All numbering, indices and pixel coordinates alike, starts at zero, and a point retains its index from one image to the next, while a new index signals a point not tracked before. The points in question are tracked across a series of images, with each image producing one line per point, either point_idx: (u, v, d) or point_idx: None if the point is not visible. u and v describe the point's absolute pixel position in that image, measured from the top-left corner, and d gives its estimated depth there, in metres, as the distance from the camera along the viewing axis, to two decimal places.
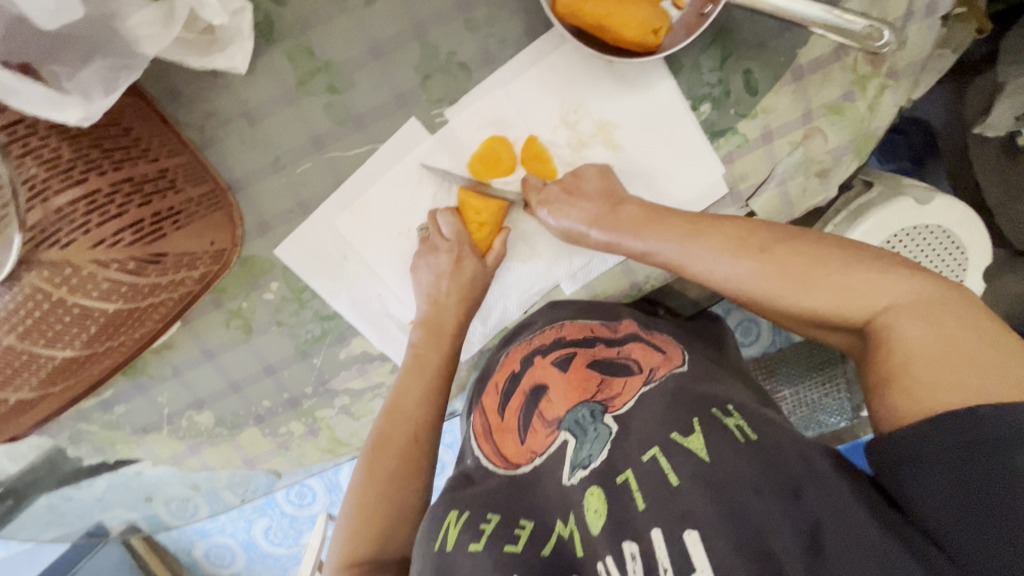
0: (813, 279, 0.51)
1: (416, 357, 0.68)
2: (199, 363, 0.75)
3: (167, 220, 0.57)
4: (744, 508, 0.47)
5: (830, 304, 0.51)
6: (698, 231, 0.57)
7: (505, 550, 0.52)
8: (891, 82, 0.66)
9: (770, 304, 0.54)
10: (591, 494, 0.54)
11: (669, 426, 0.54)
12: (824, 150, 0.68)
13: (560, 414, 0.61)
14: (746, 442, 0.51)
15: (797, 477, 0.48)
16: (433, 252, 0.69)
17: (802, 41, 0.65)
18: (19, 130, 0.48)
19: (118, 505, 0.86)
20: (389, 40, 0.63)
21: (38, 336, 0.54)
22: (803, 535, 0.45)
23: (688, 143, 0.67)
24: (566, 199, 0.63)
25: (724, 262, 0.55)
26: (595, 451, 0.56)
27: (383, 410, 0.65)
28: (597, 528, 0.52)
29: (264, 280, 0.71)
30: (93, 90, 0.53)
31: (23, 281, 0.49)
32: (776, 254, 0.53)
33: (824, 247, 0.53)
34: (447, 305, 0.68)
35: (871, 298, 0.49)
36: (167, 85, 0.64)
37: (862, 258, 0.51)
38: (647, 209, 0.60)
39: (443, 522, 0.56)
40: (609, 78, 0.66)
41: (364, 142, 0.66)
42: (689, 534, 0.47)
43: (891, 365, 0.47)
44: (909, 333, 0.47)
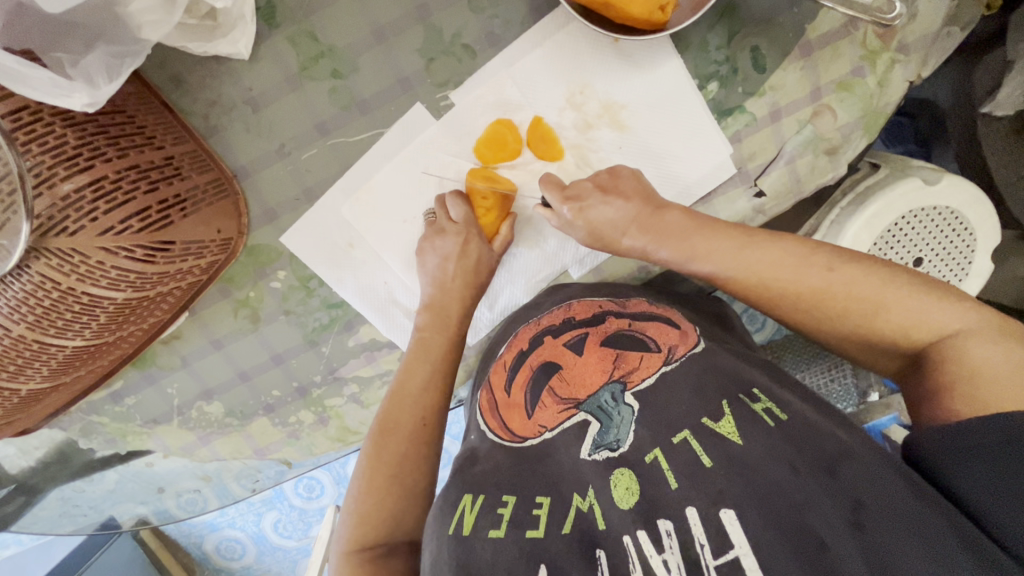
0: (881, 301, 0.52)
1: (422, 342, 0.67)
2: (208, 354, 0.75)
3: (174, 208, 0.57)
4: (777, 483, 0.49)
5: (895, 325, 0.52)
6: (762, 244, 0.57)
7: (528, 536, 0.52)
8: (901, 57, 0.65)
9: (831, 322, 0.55)
10: (619, 474, 0.55)
11: (701, 410, 0.55)
12: (833, 128, 0.67)
13: (580, 395, 0.61)
14: (776, 424, 0.53)
15: (831, 453, 0.50)
16: (440, 235, 0.67)
17: (810, 16, 0.64)
18: (25, 117, 0.47)
19: (129, 499, 0.86)
20: (393, 23, 0.63)
21: (48, 325, 0.54)
22: (846, 508, 0.46)
23: (695, 123, 0.67)
24: (601, 197, 0.62)
25: (789, 279, 0.55)
26: (622, 435, 0.57)
27: (389, 393, 0.65)
28: (626, 504, 0.53)
29: (271, 269, 0.71)
30: (97, 75, 0.52)
31: (32, 270, 0.49)
32: (845, 274, 0.54)
33: (892, 270, 0.54)
34: (454, 290, 0.68)
35: (938, 322, 0.51)
36: (170, 73, 0.63)
37: (929, 284, 0.52)
38: (695, 215, 0.60)
39: (457, 506, 0.56)
40: (615, 58, 0.65)
41: (369, 127, 0.66)
42: (724, 513, 0.48)
43: (951, 382, 0.49)
44: (977, 355, 0.48)
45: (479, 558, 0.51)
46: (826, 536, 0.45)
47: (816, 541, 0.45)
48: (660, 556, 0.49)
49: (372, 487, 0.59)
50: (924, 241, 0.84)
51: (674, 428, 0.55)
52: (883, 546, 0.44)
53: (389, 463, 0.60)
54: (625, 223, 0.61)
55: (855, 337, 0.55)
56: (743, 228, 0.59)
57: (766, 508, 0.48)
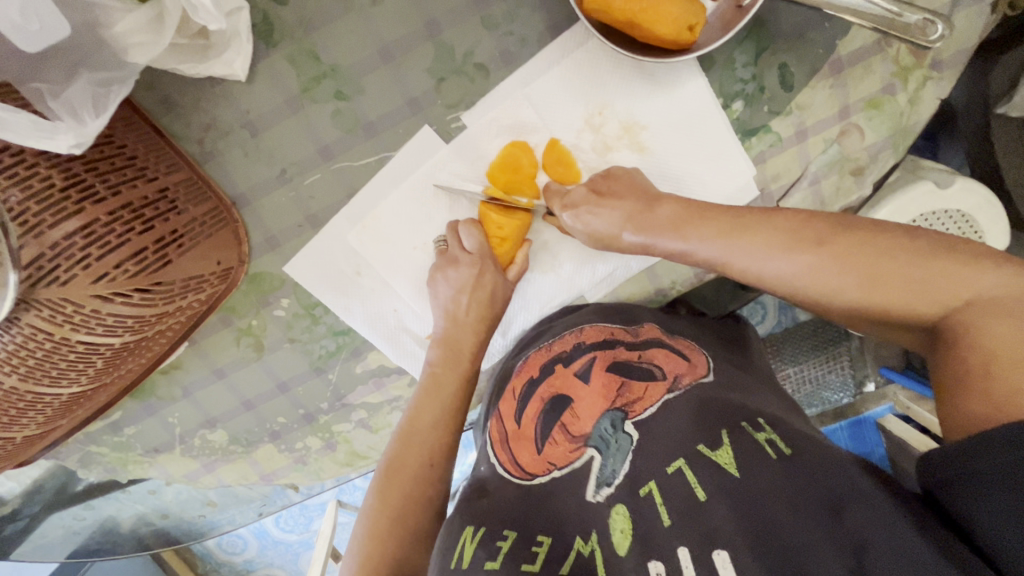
0: (884, 273, 0.49)
1: (434, 379, 0.65)
2: (210, 382, 0.72)
3: (171, 245, 0.54)
4: (776, 524, 0.46)
5: (903, 298, 0.48)
6: (752, 225, 0.54)
7: (522, 569, 0.50)
8: (934, 74, 0.62)
9: (834, 305, 0.52)
10: (616, 512, 0.53)
11: (698, 437, 0.54)
12: (860, 147, 0.64)
13: (587, 430, 0.60)
14: (779, 457, 0.51)
15: (838, 494, 0.47)
16: (452, 264, 0.65)
17: (842, 31, 0.61)
18: (6, 158, 0.43)
19: (128, 499, 0.82)
20: (400, 40, 0.58)
21: (41, 375, 0.50)
22: (847, 554, 0.43)
23: (719, 145, 0.64)
24: (595, 201, 0.60)
25: (778, 259, 0.53)
26: (618, 466, 0.56)
27: (396, 432, 0.63)
28: (624, 549, 0.50)
29: (274, 297, 0.68)
30: (83, 109, 0.48)
31: (23, 322, 0.46)
32: (837, 248, 0.50)
33: (894, 237, 0.50)
34: (465, 323, 0.66)
35: (950, 290, 0.46)
36: (160, 95, 0.59)
37: (934, 249, 0.48)
38: (691, 203, 0.58)
39: (457, 539, 0.54)
40: (638, 77, 0.61)
41: (375, 151, 0.62)
42: (718, 555, 0.46)
43: (968, 364, 0.43)
44: (989, 327, 0.43)
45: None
46: None
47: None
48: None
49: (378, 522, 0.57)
50: None
51: (671, 457, 0.54)
52: None
53: (397, 501, 0.58)
54: (620, 224, 0.59)
55: (861, 314, 0.51)
56: (733, 209, 0.56)
57: (761, 551, 0.45)
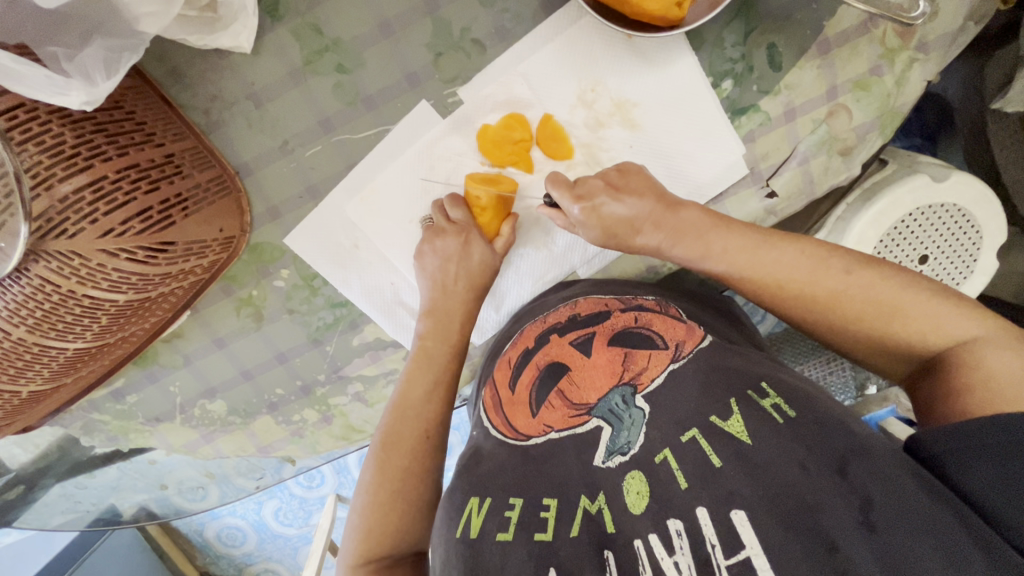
0: (901, 308, 0.51)
1: (424, 351, 0.66)
2: (211, 352, 0.74)
3: (175, 207, 0.56)
4: (787, 485, 0.46)
5: (910, 333, 0.51)
6: (779, 244, 0.55)
7: (536, 539, 0.52)
8: (921, 56, 0.63)
9: (842, 327, 0.54)
10: (631, 476, 0.53)
11: (708, 408, 0.53)
12: (848, 128, 0.66)
13: (591, 400, 0.59)
14: (785, 421, 0.51)
15: (842, 450, 0.47)
16: (440, 237, 0.66)
17: (828, 13, 0.62)
18: (20, 115, 0.46)
19: (130, 487, 0.85)
20: (399, 16, 0.61)
21: (47, 328, 0.52)
22: (857, 507, 0.44)
23: (709, 122, 0.65)
24: (612, 194, 0.60)
25: (801, 281, 0.54)
26: (633, 437, 0.55)
27: (391, 406, 0.63)
28: (638, 509, 0.51)
29: (274, 267, 0.70)
30: (94, 71, 0.50)
31: (31, 273, 0.48)
32: (862, 278, 0.52)
33: (910, 277, 0.52)
34: (455, 292, 0.67)
35: (955, 330, 0.49)
36: (170, 66, 0.61)
37: (947, 293, 0.51)
38: (713, 213, 0.59)
39: (463, 510, 0.55)
40: (629, 55, 0.63)
41: (374, 124, 0.64)
42: (736, 514, 0.46)
43: (969, 389, 0.46)
44: (994, 364, 0.46)
45: (487, 562, 0.51)
46: (839, 539, 0.43)
47: (831, 547, 0.42)
48: (672, 558, 0.46)
49: (377, 499, 0.58)
50: (930, 238, 0.84)
51: (683, 427, 0.53)
52: (900, 552, 0.41)
53: (393, 474, 0.59)
54: (640, 220, 0.59)
55: (866, 342, 0.54)
56: (760, 228, 0.57)
57: (779, 510, 0.45)
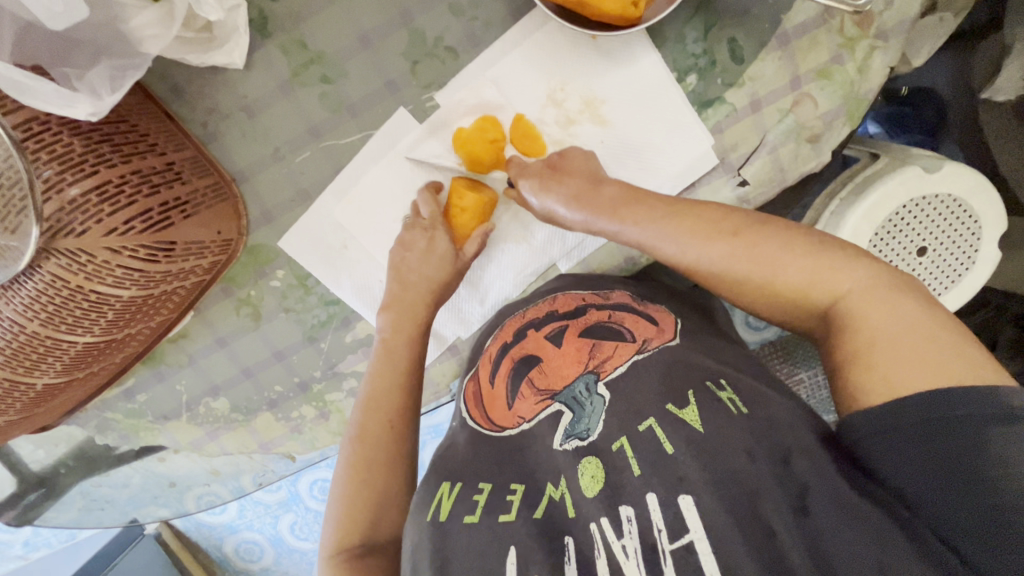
0: (788, 264, 0.51)
1: (385, 347, 0.68)
2: (213, 351, 0.78)
3: (175, 210, 0.61)
4: (736, 473, 0.48)
5: (799, 285, 0.51)
6: (678, 213, 0.56)
7: (500, 520, 0.53)
8: (880, 43, 0.65)
9: (739, 288, 0.54)
10: (587, 463, 0.54)
11: (666, 396, 0.55)
12: (814, 116, 0.68)
13: (556, 387, 0.61)
14: (739, 413, 0.52)
15: (787, 444, 0.49)
16: (410, 243, 0.71)
17: (786, 7, 0.65)
18: (35, 126, 0.51)
19: (151, 501, 0.90)
20: (378, 29, 0.66)
21: (59, 322, 0.57)
22: (793, 494, 0.46)
23: (676, 116, 0.68)
24: (552, 176, 0.63)
25: (700, 246, 0.55)
26: (593, 424, 0.57)
27: (359, 401, 0.65)
28: (592, 492, 0.53)
29: (270, 268, 0.74)
30: (100, 87, 0.56)
31: (44, 270, 0.53)
32: (750, 237, 0.53)
33: (799, 233, 0.53)
34: (428, 294, 0.71)
35: (839, 280, 0.49)
36: (171, 84, 0.67)
37: (832, 245, 0.51)
38: (632, 188, 0.60)
39: (435, 495, 0.57)
40: (595, 55, 0.67)
41: (358, 129, 0.69)
42: (683, 499, 0.48)
43: (855, 349, 0.47)
44: (872, 317, 0.47)
45: (455, 543, 0.53)
46: (773, 521, 0.45)
47: (766, 530, 0.45)
48: (621, 542, 0.48)
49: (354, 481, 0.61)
50: (926, 229, 0.84)
51: (641, 415, 0.55)
52: (827, 536, 0.44)
53: (365, 465, 0.61)
54: (564, 201, 0.61)
55: (763, 299, 0.54)
56: (661, 199, 0.58)
57: (723, 495, 0.47)
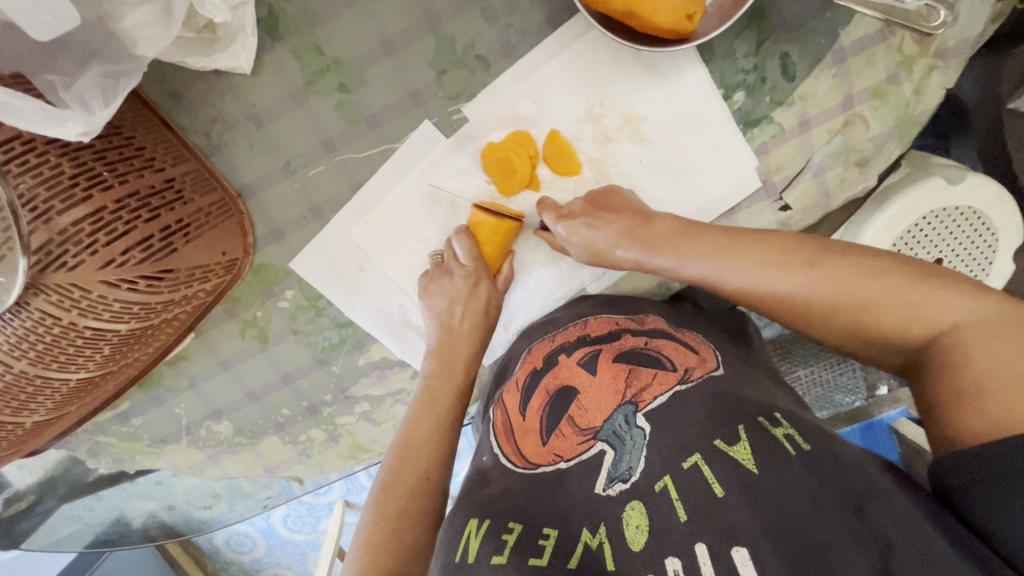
0: (876, 296, 0.49)
1: (429, 391, 0.66)
2: (215, 374, 0.73)
3: (177, 233, 0.55)
4: (798, 518, 0.44)
5: (889, 320, 0.49)
6: (745, 243, 0.55)
7: (529, 564, 0.49)
8: (940, 64, 0.61)
9: (821, 327, 0.53)
10: (631, 509, 0.50)
11: (713, 431, 0.51)
12: (865, 138, 0.64)
13: (597, 423, 0.57)
14: (798, 453, 0.49)
15: (858, 489, 0.46)
16: (448, 276, 0.66)
17: (844, 22, 0.60)
18: (16, 146, 0.44)
19: (139, 496, 0.84)
20: (402, 34, 0.59)
21: (50, 360, 0.52)
22: (874, 552, 0.42)
23: (721, 136, 0.64)
24: (590, 216, 0.61)
25: (773, 281, 0.53)
26: (634, 462, 0.53)
27: (395, 445, 0.63)
28: (638, 545, 0.47)
29: (278, 288, 0.69)
30: (92, 99, 0.49)
31: (31, 307, 0.47)
32: (828, 269, 0.51)
33: (883, 262, 0.50)
34: (460, 331, 0.67)
35: (934, 314, 0.47)
36: (168, 88, 0.60)
37: (920, 275, 0.48)
38: (680, 222, 0.58)
39: (462, 533, 0.53)
40: (638, 68, 0.62)
41: (377, 142, 0.63)
42: (738, 551, 0.43)
43: (963, 387, 0.43)
44: (978, 350, 0.44)
45: None
46: None
47: None
48: None
49: (381, 519, 0.58)
50: (945, 241, 0.79)
51: (685, 451, 0.51)
52: None
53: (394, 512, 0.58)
54: (615, 237, 0.60)
55: (845, 336, 0.52)
56: (725, 228, 0.57)
57: (785, 549, 0.43)
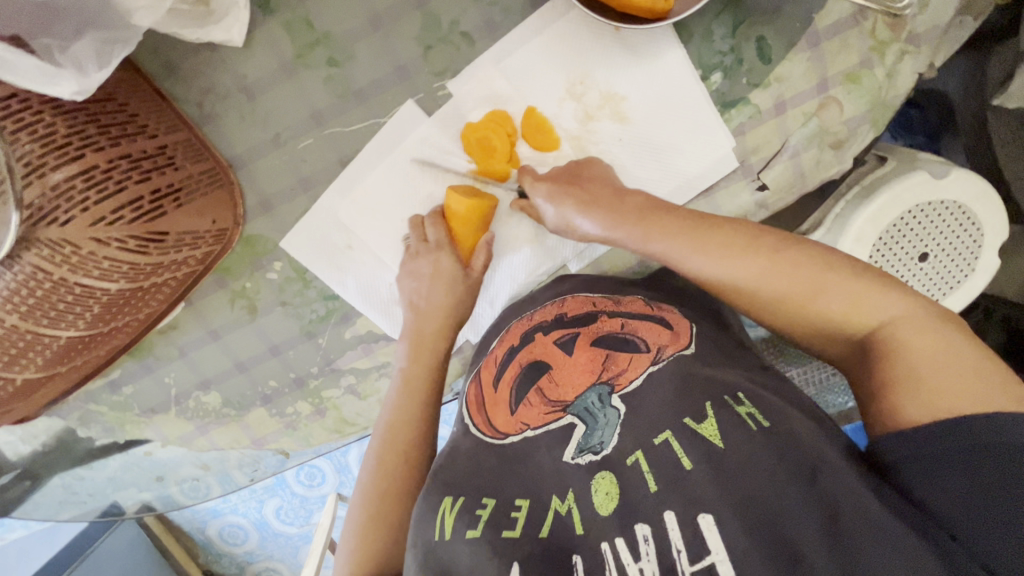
0: (830, 286, 0.50)
1: (406, 376, 0.67)
2: (205, 344, 0.75)
3: (167, 198, 0.57)
4: (761, 492, 0.45)
5: (839, 309, 0.50)
6: (710, 225, 0.55)
7: (504, 536, 0.51)
8: (911, 48, 0.63)
9: (773, 310, 0.53)
10: (601, 477, 0.52)
11: (684, 410, 0.52)
12: (839, 121, 0.65)
13: (568, 398, 0.57)
14: (759, 429, 0.49)
15: (812, 459, 0.46)
16: (415, 258, 0.69)
17: (818, 5, 0.62)
18: (14, 104, 0.46)
19: (132, 486, 0.87)
20: (389, 11, 0.62)
21: (41, 316, 0.53)
22: (822, 517, 0.43)
23: (699, 116, 0.65)
24: (566, 186, 0.61)
25: (736, 261, 0.53)
26: (607, 437, 0.54)
27: (376, 432, 0.64)
28: (605, 510, 0.50)
29: (267, 260, 0.71)
30: (87, 62, 0.51)
31: (24, 261, 0.48)
32: (788, 257, 0.52)
33: (836, 257, 0.52)
34: (434, 310, 0.69)
35: (880, 308, 0.48)
36: (164, 60, 0.63)
37: (871, 273, 0.50)
38: (651, 200, 0.58)
39: (435, 510, 0.54)
40: (618, 48, 0.64)
41: (364, 117, 0.65)
42: (704, 517, 0.45)
43: (902, 372, 0.45)
44: (919, 342, 0.45)
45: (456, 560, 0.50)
46: (803, 547, 0.42)
47: (795, 553, 0.42)
48: (637, 565, 0.46)
49: (368, 502, 0.60)
50: (929, 236, 0.78)
51: (656, 429, 0.52)
52: (862, 560, 0.40)
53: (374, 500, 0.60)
54: (584, 207, 0.60)
55: (796, 323, 0.53)
56: (692, 211, 0.57)
57: (748, 519, 0.44)
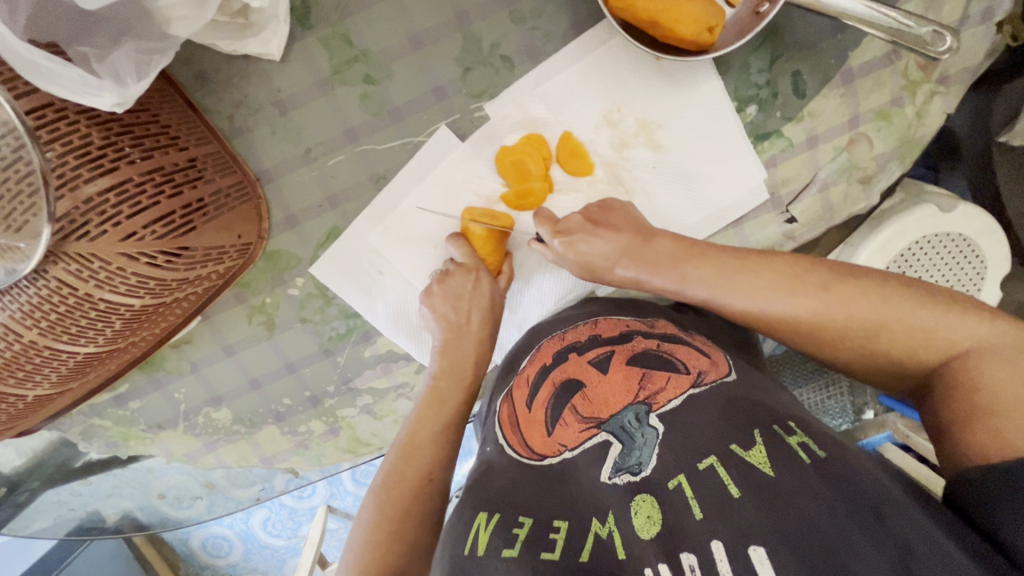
0: (886, 321, 0.50)
1: (436, 394, 0.65)
2: (218, 360, 0.73)
3: (197, 212, 0.54)
4: (811, 523, 0.44)
5: (905, 341, 0.49)
6: (754, 266, 0.56)
7: (543, 558, 0.48)
8: (941, 89, 0.64)
9: (830, 345, 0.53)
10: (641, 501, 0.50)
11: (729, 436, 0.51)
12: (869, 157, 0.66)
13: (602, 415, 0.57)
14: (813, 461, 0.48)
15: (873, 496, 0.45)
16: (449, 277, 0.67)
17: (854, 43, 0.63)
18: (49, 114, 0.45)
19: (117, 493, 0.83)
20: (430, 30, 0.61)
21: (61, 331, 0.51)
22: (893, 558, 0.41)
23: (732, 148, 0.66)
24: (591, 230, 0.62)
25: (779, 301, 0.54)
26: (645, 458, 0.53)
27: (397, 443, 0.62)
28: (648, 534, 0.48)
29: (289, 275, 0.69)
30: (125, 72, 0.50)
31: (49, 274, 0.47)
32: (842, 294, 0.52)
33: (896, 286, 0.51)
34: (469, 330, 0.68)
35: (950, 338, 0.47)
36: (196, 70, 0.61)
37: (936, 300, 0.49)
38: (688, 242, 0.59)
39: (471, 525, 0.52)
40: (656, 77, 0.64)
41: (399, 135, 0.64)
42: (754, 550, 0.43)
43: (972, 410, 0.44)
44: (990, 374, 0.44)
45: None
46: None
47: None
48: None
49: (383, 517, 0.57)
50: (934, 268, 0.79)
51: (701, 453, 0.51)
52: None
53: (395, 511, 0.57)
54: (615, 256, 0.61)
55: (855, 357, 0.53)
56: (732, 251, 0.58)
57: (805, 554, 0.42)
